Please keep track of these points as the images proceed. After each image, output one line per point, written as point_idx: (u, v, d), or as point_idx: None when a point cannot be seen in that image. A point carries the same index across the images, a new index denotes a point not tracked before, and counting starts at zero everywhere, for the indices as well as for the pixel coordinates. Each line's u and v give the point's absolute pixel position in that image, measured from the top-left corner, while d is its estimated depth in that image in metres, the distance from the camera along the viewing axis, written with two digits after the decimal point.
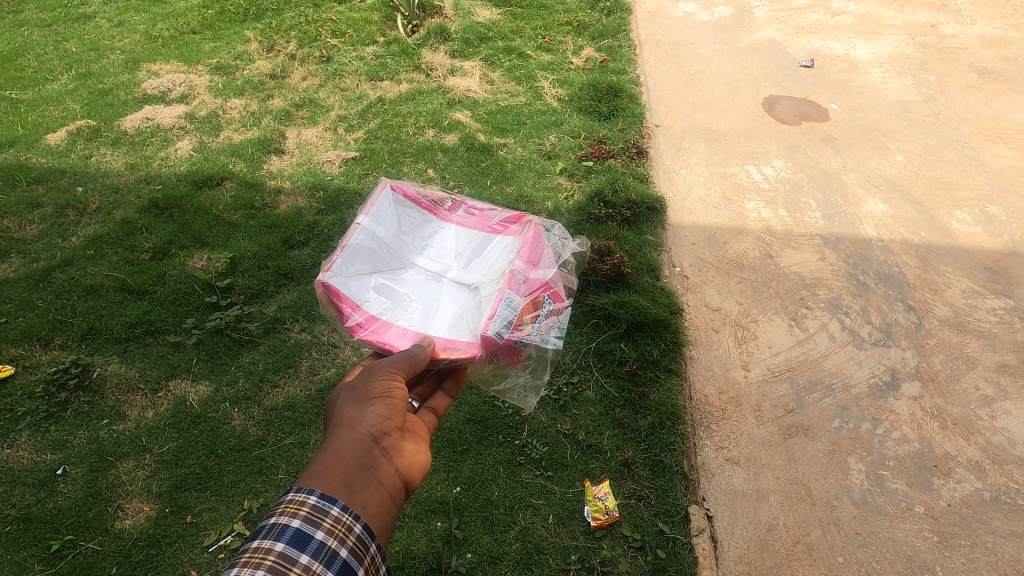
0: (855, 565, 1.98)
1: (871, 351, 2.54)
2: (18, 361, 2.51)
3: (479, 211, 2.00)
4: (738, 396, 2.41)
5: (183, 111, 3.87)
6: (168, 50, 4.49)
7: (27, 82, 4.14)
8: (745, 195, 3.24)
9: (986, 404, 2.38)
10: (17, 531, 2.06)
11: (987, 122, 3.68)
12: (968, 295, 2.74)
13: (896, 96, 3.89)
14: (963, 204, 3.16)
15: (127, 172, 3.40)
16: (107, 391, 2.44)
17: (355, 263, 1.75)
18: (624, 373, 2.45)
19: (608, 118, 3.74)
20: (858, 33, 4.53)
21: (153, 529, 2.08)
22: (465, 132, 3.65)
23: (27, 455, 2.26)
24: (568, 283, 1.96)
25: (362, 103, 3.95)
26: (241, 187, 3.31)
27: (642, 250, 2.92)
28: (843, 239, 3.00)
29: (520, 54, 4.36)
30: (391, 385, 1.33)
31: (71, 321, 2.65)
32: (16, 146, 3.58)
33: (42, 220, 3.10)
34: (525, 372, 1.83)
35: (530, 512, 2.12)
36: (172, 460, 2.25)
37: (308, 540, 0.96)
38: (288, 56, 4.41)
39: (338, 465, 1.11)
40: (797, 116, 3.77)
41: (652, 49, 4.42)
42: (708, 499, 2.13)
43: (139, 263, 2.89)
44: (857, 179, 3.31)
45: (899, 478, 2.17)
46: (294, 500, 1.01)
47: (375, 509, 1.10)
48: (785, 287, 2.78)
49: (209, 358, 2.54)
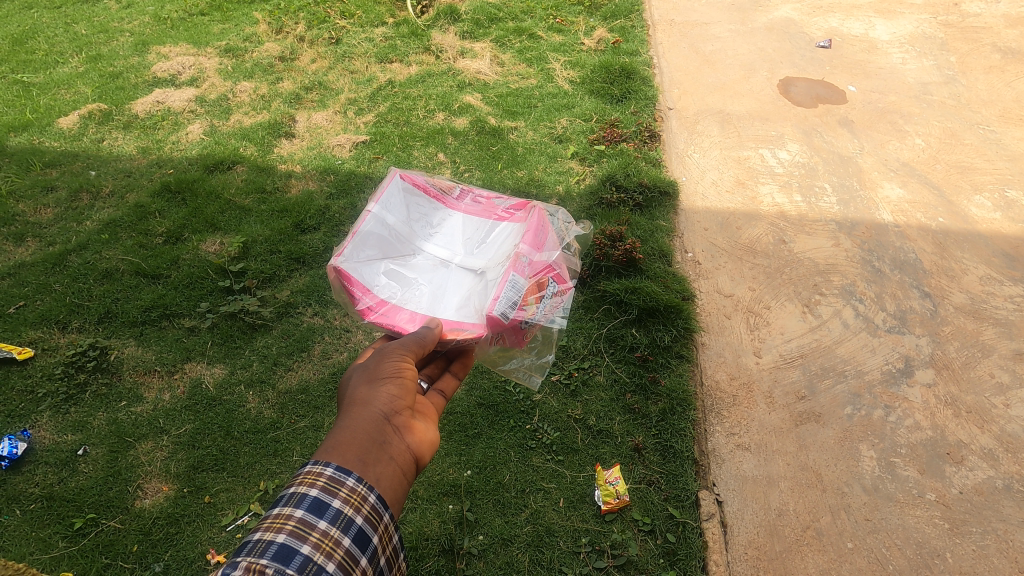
0: (865, 551, 1.99)
1: (885, 338, 2.52)
2: (37, 343, 2.56)
3: (485, 199, 1.99)
4: (750, 382, 2.40)
5: (194, 94, 3.87)
6: (177, 32, 4.48)
7: (38, 65, 4.14)
8: (758, 179, 3.20)
9: (1001, 392, 2.36)
10: (42, 509, 2.12)
11: (1009, 104, 3.59)
12: (986, 282, 2.71)
13: (916, 77, 3.81)
14: (983, 188, 3.11)
15: (139, 156, 3.42)
16: (125, 373, 2.48)
17: (365, 248, 1.75)
18: (636, 359, 2.45)
19: (621, 101, 3.70)
20: (878, 12, 4.42)
21: (173, 508, 2.13)
22: (476, 115, 3.62)
23: (48, 435, 2.31)
24: (573, 265, 1.98)
25: (372, 86, 3.92)
26: (252, 170, 3.32)
27: (655, 235, 2.91)
28: (859, 224, 2.96)
29: (531, 35, 4.31)
30: (401, 365, 1.32)
31: (88, 305, 2.68)
32: (29, 129, 3.60)
33: (57, 204, 3.13)
34: (531, 353, 1.82)
35: (542, 496, 2.14)
36: (190, 441, 2.29)
37: (326, 508, 1.00)
38: (297, 38, 4.38)
39: (352, 440, 1.12)
40: (813, 98, 3.70)
41: (665, 29, 4.34)
42: (719, 485, 2.15)
43: (153, 246, 2.92)
44: (875, 163, 3.26)
45: (911, 465, 2.17)
46: (312, 472, 1.04)
47: (389, 482, 1.11)
48: (798, 274, 2.76)
49: (223, 342, 2.57)
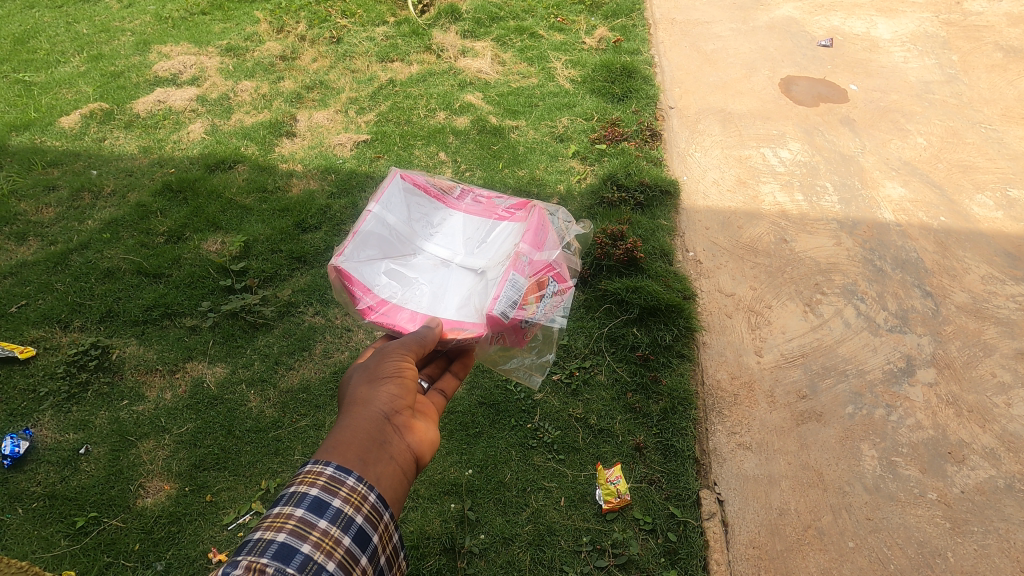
0: (866, 550, 1.99)
1: (886, 337, 2.52)
2: (39, 342, 2.56)
3: (486, 199, 1.99)
4: (751, 381, 2.40)
5: (195, 94, 3.87)
6: (178, 31, 4.48)
7: (39, 65, 4.14)
8: (760, 178, 3.20)
9: (1003, 391, 2.35)
10: (44, 507, 2.12)
11: (1011, 103, 3.58)
12: (987, 281, 2.70)
13: (917, 76, 3.80)
14: (984, 187, 3.10)
15: (141, 155, 3.42)
16: (127, 372, 2.49)
17: (366, 248, 1.75)
18: (637, 358, 2.45)
19: (622, 100, 3.69)
20: (880, 10, 4.42)
21: (174, 507, 2.13)
22: (477, 115, 3.62)
23: (51, 434, 2.31)
24: (574, 264, 1.99)
25: (373, 85, 3.92)
26: (253, 170, 3.32)
27: (656, 234, 2.91)
28: (860, 223, 2.96)
29: (532, 33, 4.30)
30: (402, 365, 1.32)
31: (90, 304, 2.69)
32: (30, 129, 3.60)
33: (59, 203, 3.13)
34: (531, 353, 1.82)
35: (543, 495, 2.14)
36: (192, 440, 2.30)
37: (326, 507, 1.00)
38: (298, 36, 4.38)
39: (352, 440, 1.12)
40: (814, 97, 3.70)
41: (667, 28, 4.33)
42: (720, 484, 2.15)
43: (154, 246, 2.92)
44: (876, 162, 3.25)
45: (912, 464, 2.17)
46: (312, 471, 1.04)
47: (389, 481, 1.11)
48: (800, 273, 2.76)
49: (225, 342, 2.58)
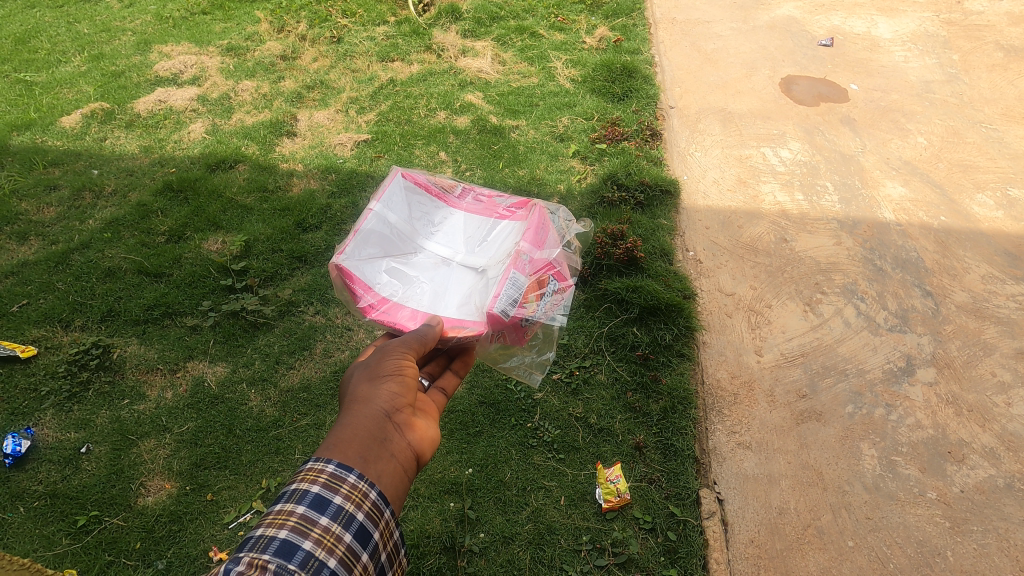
0: (866, 549, 1.99)
1: (886, 337, 2.52)
2: (41, 342, 2.57)
3: (486, 198, 1.99)
4: (751, 381, 2.41)
5: (195, 94, 3.87)
6: (179, 31, 4.49)
7: (40, 65, 4.14)
8: (760, 178, 3.20)
9: (1002, 391, 2.35)
10: (45, 506, 2.13)
11: (1012, 102, 3.58)
12: (987, 280, 2.70)
13: (918, 76, 3.80)
14: (985, 187, 3.10)
15: (142, 155, 3.43)
16: (128, 371, 2.49)
17: (367, 246, 1.75)
18: (637, 358, 2.46)
19: (622, 99, 3.69)
20: (880, 10, 4.42)
21: (175, 505, 2.14)
22: (477, 114, 3.62)
23: (52, 433, 2.32)
24: (574, 263, 1.99)
25: (373, 85, 3.92)
26: (254, 170, 3.32)
27: (657, 233, 2.91)
28: (860, 223, 2.96)
29: (532, 33, 4.30)
30: (402, 363, 1.33)
31: (91, 303, 2.69)
32: (32, 129, 3.61)
33: (60, 203, 3.13)
34: (531, 351, 1.82)
35: (543, 494, 2.15)
36: (192, 439, 2.30)
37: (327, 504, 1.00)
38: (299, 36, 4.39)
39: (353, 438, 1.12)
40: (815, 97, 3.70)
41: (667, 27, 4.33)
42: (720, 483, 2.15)
43: (155, 245, 2.92)
44: (876, 162, 3.25)
45: (912, 463, 2.17)
46: (313, 468, 1.04)
47: (390, 479, 1.11)
48: (800, 272, 2.76)
49: (225, 341, 2.58)
